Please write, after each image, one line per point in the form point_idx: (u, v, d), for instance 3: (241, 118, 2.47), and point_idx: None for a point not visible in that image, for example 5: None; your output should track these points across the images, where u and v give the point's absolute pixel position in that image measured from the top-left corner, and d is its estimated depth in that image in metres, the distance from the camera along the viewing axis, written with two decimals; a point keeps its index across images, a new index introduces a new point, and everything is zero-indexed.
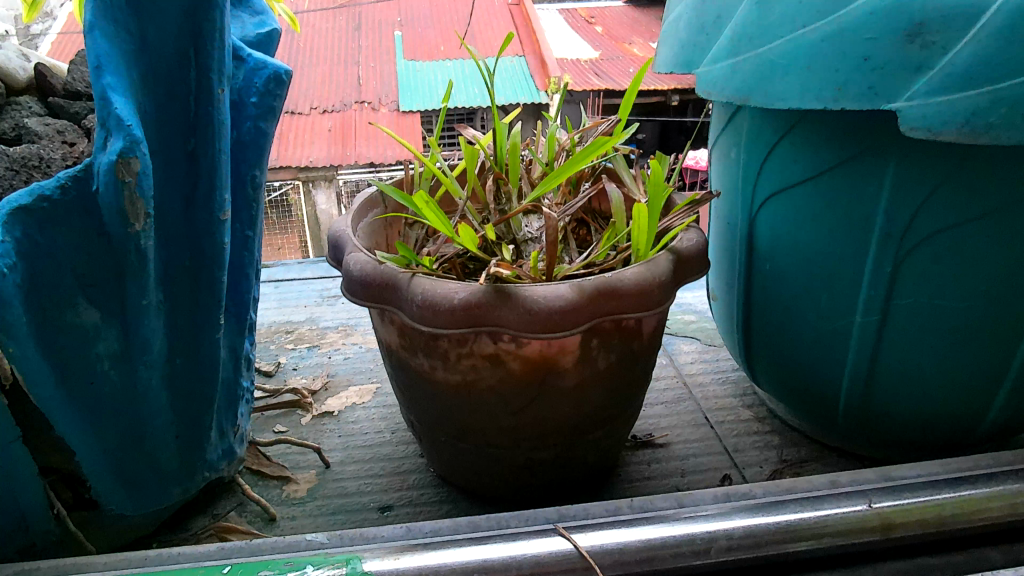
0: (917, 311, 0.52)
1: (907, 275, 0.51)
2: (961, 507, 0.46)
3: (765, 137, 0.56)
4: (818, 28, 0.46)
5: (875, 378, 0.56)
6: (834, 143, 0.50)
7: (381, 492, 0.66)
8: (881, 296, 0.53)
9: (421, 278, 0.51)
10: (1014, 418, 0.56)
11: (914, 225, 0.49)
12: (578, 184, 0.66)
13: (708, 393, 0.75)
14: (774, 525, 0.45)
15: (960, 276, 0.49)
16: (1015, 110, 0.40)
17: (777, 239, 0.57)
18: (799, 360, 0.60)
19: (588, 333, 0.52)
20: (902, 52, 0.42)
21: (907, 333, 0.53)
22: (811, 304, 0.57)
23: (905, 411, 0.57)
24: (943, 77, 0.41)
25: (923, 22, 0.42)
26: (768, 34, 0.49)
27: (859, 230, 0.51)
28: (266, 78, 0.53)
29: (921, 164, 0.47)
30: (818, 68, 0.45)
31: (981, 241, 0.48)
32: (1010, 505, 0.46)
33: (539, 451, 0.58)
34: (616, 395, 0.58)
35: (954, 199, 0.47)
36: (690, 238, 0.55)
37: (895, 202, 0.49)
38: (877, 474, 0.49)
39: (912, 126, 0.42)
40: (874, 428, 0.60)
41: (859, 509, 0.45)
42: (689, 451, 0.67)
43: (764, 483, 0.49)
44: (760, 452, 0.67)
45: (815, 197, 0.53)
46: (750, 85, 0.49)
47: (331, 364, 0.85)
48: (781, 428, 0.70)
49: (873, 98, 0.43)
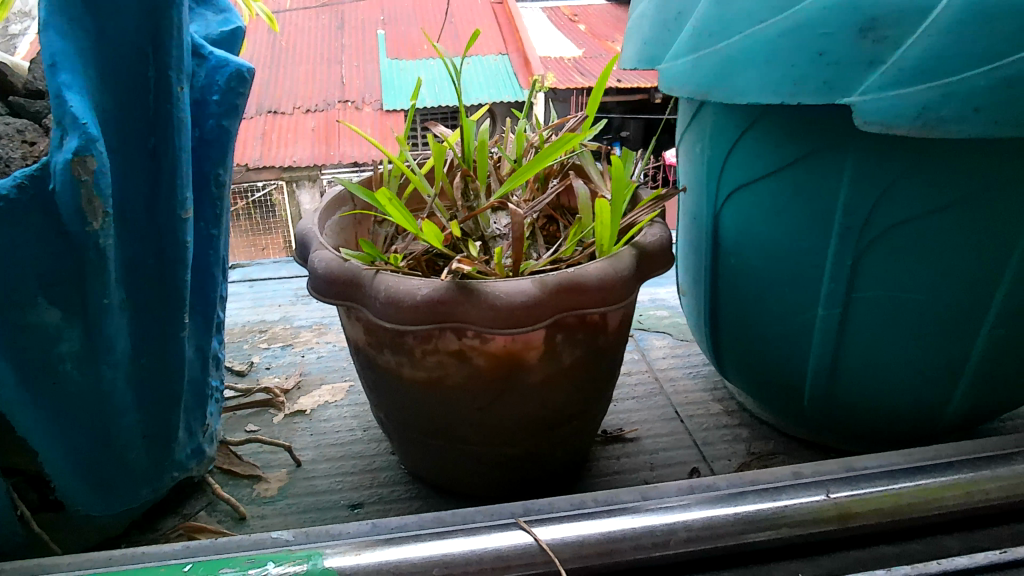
0: (878, 304, 0.52)
1: (868, 268, 0.51)
2: (917, 496, 0.45)
3: (728, 132, 0.56)
4: (775, 23, 0.46)
5: (840, 375, 0.57)
6: (793, 139, 0.51)
7: (352, 489, 0.66)
8: (842, 290, 0.53)
9: (384, 275, 0.51)
10: (978, 406, 0.57)
11: (872, 219, 0.50)
12: (546, 180, 0.66)
13: (679, 388, 0.75)
14: (733, 517, 0.44)
15: (919, 266, 0.50)
16: (964, 102, 0.40)
17: (741, 236, 0.58)
18: (765, 355, 0.60)
19: (553, 327, 0.52)
20: (855, 47, 0.43)
21: (869, 325, 0.53)
22: (776, 300, 0.57)
23: (870, 404, 0.57)
24: (895, 72, 0.41)
25: (874, 17, 0.42)
26: (727, 29, 0.48)
27: (820, 222, 0.52)
28: (229, 76, 0.52)
29: (877, 159, 0.48)
30: (775, 63, 0.45)
31: (940, 232, 0.48)
32: (966, 494, 0.45)
33: (507, 447, 0.58)
34: (583, 389, 0.58)
35: (909, 192, 0.48)
36: (654, 234, 0.55)
37: (853, 197, 0.49)
38: (840, 466, 0.49)
39: (866, 121, 0.42)
40: (840, 422, 0.60)
41: (816, 499, 0.45)
42: (659, 445, 0.68)
43: (730, 475, 0.50)
44: (728, 445, 0.67)
45: (778, 193, 0.54)
46: (710, 80, 0.49)
47: (304, 363, 0.85)
48: (750, 422, 0.70)
49: (829, 93, 0.43)
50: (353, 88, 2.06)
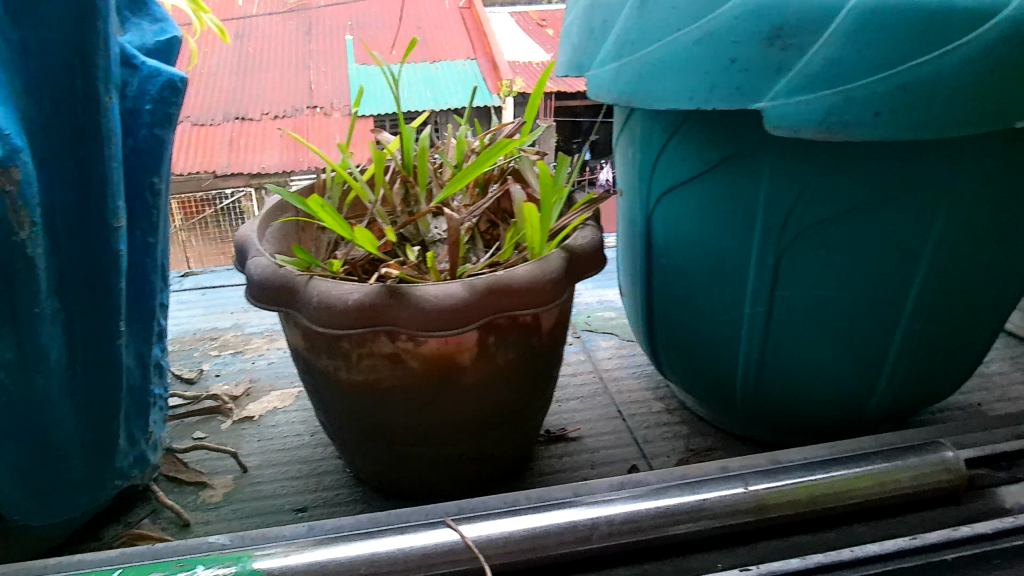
0: (799, 301, 0.54)
1: (789, 266, 0.53)
2: (830, 487, 0.46)
3: (656, 137, 0.57)
4: (690, 32, 0.47)
5: (768, 371, 0.58)
6: (714, 143, 0.52)
7: (297, 494, 0.66)
8: (765, 288, 0.55)
9: (318, 280, 0.52)
10: (900, 399, 0.59)
11: (791, 220, 0.51)
12: (486, 185, 0.68)
13: (623, 387, 0.77)
14: (654, 510, 0.45)
15: (836, 264, 0.52)
16: (864, 107, 0.41)
17: (672, 237, 0.59)
18: (699, 353, 0.62)
19: (484, 329, 0.53)
20: (763, 54, 0.44)
21: (792, 322, 0.55)
22: (706, 298, 0.58)
23: (798, 398, 0.59)
24: (801, 78, 0.43)
25: (781, 26, 0.43)
26: (648, 38, 0.50)
27: (742, 224, 0.53)
28: (161, 86, 0.53)
29: (792, 161, 0.49)
30: (690, 70, 0.47)
31: (854, 231, 0.50)
32: (879, 484, 0.47)
33: (446, 447, 0.59)
34: (520, 388, 0.59)
35: (823, 194, 0.49)
36: (585, 236, 0.57)
37: (772, 198, 0.51)
38: (766, 460, 0.50)
39: (775, 125, 0.43)
40: (771, 416, 0.62)
41: (736, 492, 0.46)
42: (600, 444, 0.69)
43: (661, 471, 0.52)
44: (668, 442, 0.68)
45: (704, 195, 0.55)
46: (632, 87, 0.50)
47: (254, 370, 0.85)
48: (690, 419, 0.71)
49: (740, 99, 0.45)
50: (321, 93, 2.06)
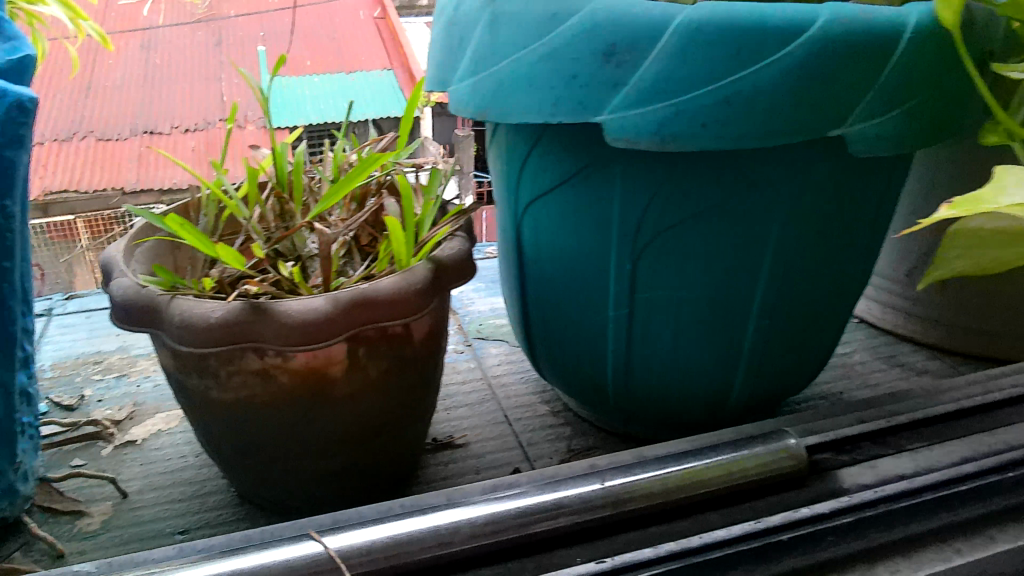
0: (656, 303, 0.57)
1: (645, 271, 0.55)
2: (683, 479, 0.49)
3: (518, 149, 0.59)
4: (535, 49, 0.48)
5: (634, 371, 0.61)
6: (569, 155, 0.54)
7: (178, 516, 0.65)
8: (625, 293, 0.57)
9: (181, 299, 0.51)
10: (759, 392, 0.62)
11: (642, 227, 0.54)
12: (363, 199, 0.68)
13: (510, 392, 0.79)
14: (514, 510, 0.47)
15: (687, 267, 0.54)
16: (692, 120, 0.44)
17: (540, 245, 0.61)
18: (572, 356, 0.64)
19: (353, 341, 0.54)
20: (600, 71, 0.46)
21: (652, 323, 0.58)
22: (574, 303, 0.60)
23: (664, 396, 0.62)
24: (635, 93, 0.45)
25: (614, 43, 0.45)
26: (499, 53, 0.51)
27: (600, 230, 0.55)
28: (9, 106, 0.51)
29: (639, 171, 0.51)
30: (538, 86, 0.48)
31: (699, 236, 0.53)
32: (727, 472, 0.49)
33: (325, 460, 0.60)
34: (396, 398, 0.60)
35: (669, 201, 0.52)
36: (453, 247, 0.58)
37: (624, 207, 0.53)
38: (632, 457, 0.53)
39: (615, 137, 0.46)
40: (643, 414, 0.64)
41: (593, 488, 0.48)
42: (486, 449, 0.70)
43: (532, 473, 0.53)
44: (551, 444, 0.70)
45: (564, 204, 0.57)
46: (488, 102, 0.51)
47: (139, 393, 0.83)
48: (573, 420, 0.74)
49: (583, 114, 0.47)
50: None
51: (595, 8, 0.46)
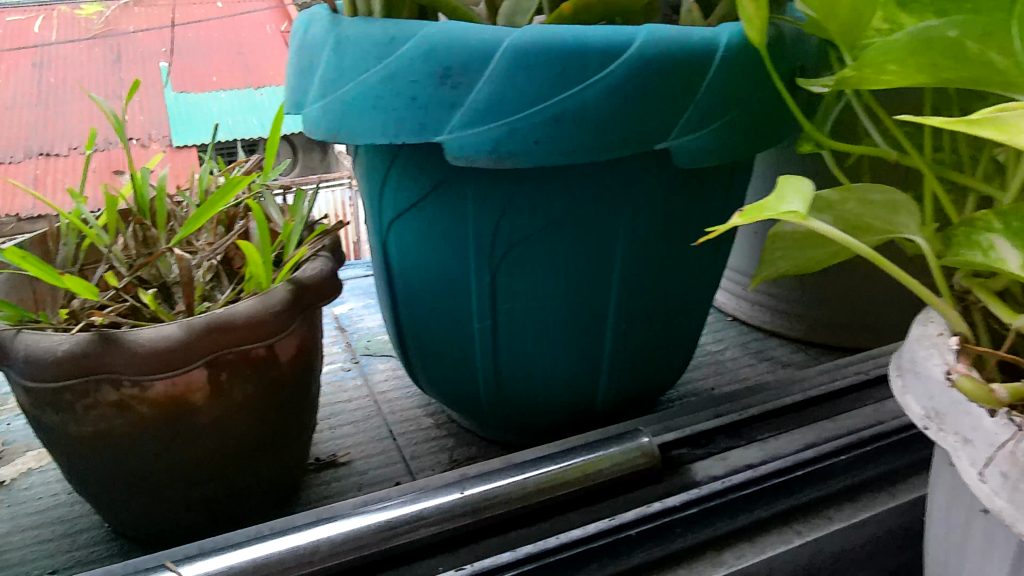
0: (518, 313, 0.58)
1: (504, 283, 0.57)
2: (542, 483, 0.51)
3: (377, 169, 0.60)
4: (376, 72, 0.49)
5: (504, 380, 0.62)
6: (424, 173, 0.55)
7: (48, 557, 0.63)
8: (487, 304, 0.59)
9: (27, 334, 0.50)
10: (624, 392, 0.65)
11: (497, 241, 0.55)
12: (230, 221, 0.68)
13: (396, 407, 0.79)
14: (374, 526, 0.48)
15: (542, 277, 0.56)
16: (525, 137, 0.46)
17: (406, 262, 0.62)
18: (445, 369, 0.65)
19: (213, 366, 0.54)
20: (437, 93, 0.47)
21: (515, 333, 0.59)
22: (442, 317, 0.62)
23: (535, 403, 0.63)
24: (471, 113, 0.46)
25: (449, 65, 0.46)
26: (344, 77, 0.51)
27: (458, 246, 0.57)
28: None
29: (489, 187, 0.53)
30: (381, 108, 0.49)
31: (551, 247, 0.55)
32: (584, 473, 0.52)
33: (198, 487, 0.59)
34: (267, 421, 0.60)
35: (519, 214, 0.54)
36: (314, 266, 0.59)
37: (478, 222, 0.55)
38: (502, 463, 0.54)
39: (455, 156, 0.48)
40: (517, 421, 0.66)
41: (452, 497, 0.50)
42: (369, 465, 0.71)
43: (403, 487, 0.54)
44: (434, 456, 0.72)
45: (424, 221, 0.58)
46: (335, 125, 0.52)
47: (9, 432, 0.80)
48: (457, 431, 0.75)
49: (424, 134, 0.48)
50: None
51: (430, 32, 0.47)
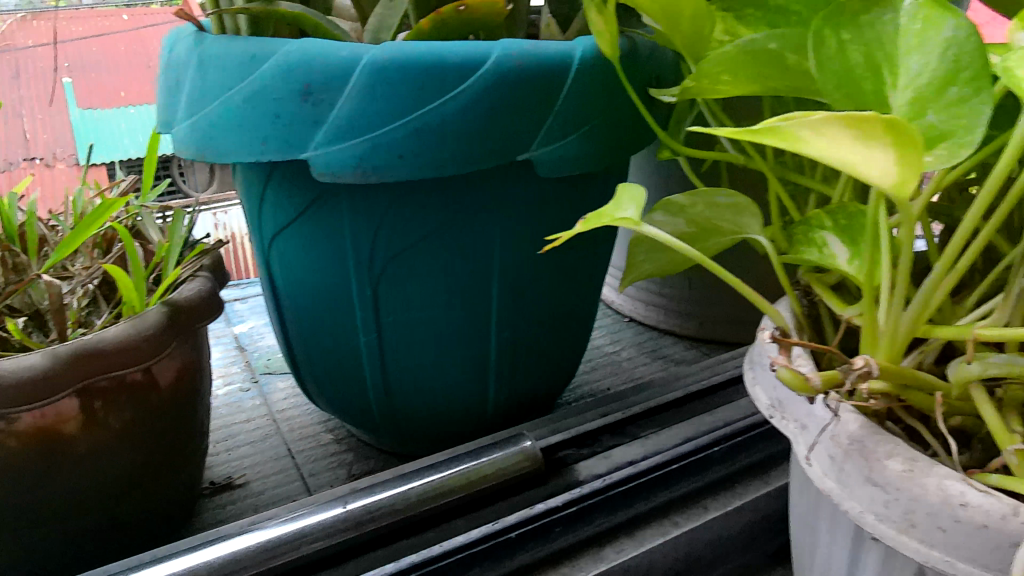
0: (401, 325, 0.59)
1: (386, 296, 0.58)
2: (426, 493, 0.51)
3: (254, 186, 0.59)
4: (239, 90, 0.49)
5: (393, 391, 0.63)
6: (299, 189, 0.55)
7: None
8: (370, 317, 0.59)
9: None
10: (514, 397, 0.66)
11: (375, 254, 0.56)
12: (106, 244, 0.66)
13: (295, 425, 0.79)
14: (255, 548, 0.47)
15: (424, 288, 0.57)
16: (388, 152, 0.47)
17: (289, 278, 0.61)
18: (336, 383, 0.65)
19: (84, 395, 0.52)
20: (300, 110, 0.47)
21: (401, 344, 0.60)
22: (328, 332, 0.62)
23: (426, 412, 0.64)
24: (333, 129, 0.47)
25: (309, 83, 0.46)
26: (208, 96, 0.51)
27: (338, 260, 0.57)
28: None
29: (363, 201, 0.53)
30: (245, 126, 0.48)
31: (430, 258, 0.56)
32: (469, 481, 0.52)
33: (79, 520, 0.55)
34: (150, 448, 0.58)
35: (395, 227, 0.54)
36: (190, 288, 0.59)
37: (355, 236, 0.55)
38: (395, 475, 0.53)
39: (320, 172, 0.48)
40: (410, 431, 0.66)
41: (335, 512, 0.49)
42: (266, 485, 0.70)
43: (291, 505, 0.54)
44: (332, 471, 0.72)
45: (303, 237, 0.58)
46: (201, 143, 0.51)
47: None
48: (356, 445, 0.76)
49: (290, 151, 0.48)
50: None
51: (290, 50, 0.47)
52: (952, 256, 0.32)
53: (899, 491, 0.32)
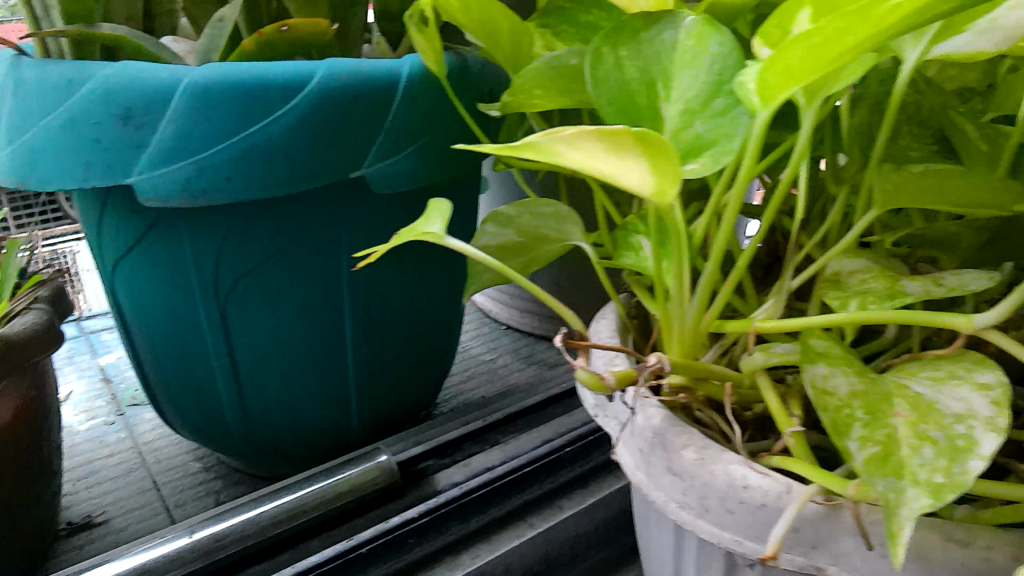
0: (254, 346, 0.58)
1: (236, 317, 0.57)
2: (277, 514, 0.51)
3: (88, 210, 0.57)
4: (53, 113, 0.45)
5: (252, 413, 0.62)
6: (134, 212, 0.53)
7: None
8: (221, 340, 0.58)
9: None
10: (377, 412, 0.66)
11: (220, 276, 0.54)
12: None
13: (161, 456, 0.76)
14: None
15: (274, 307, 0.57)
16: (216, 175, 0.47)
17: (133, 305, 0.59)
18: (192, 409, 0.63)
19: None
20: (121, 135, 0.45)
21: (255, 366, 0.59)
22: (178, 358, 0.60)
23: (287, 432, 0.64)
24: (157, 153, 0.45)
25: (129, 106, 0.44)
26: (21, 119, 0.47)
27: (181, 284, 0.55)
28: None
29: (202, 221, 0.52)
30: (62, 151, 0.46)
31: (277, 278, 0.55)
32: (323, 498, 0.52)
33: None
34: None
35: (238, 247, 0.53)
36: (25, 321, 0.56)
37: (197, 259, 0.54)
38: (251, 500, 0.52)
39: (147, 198, 0.47)
40: (273, 453, 0.65)
41: (180, 542, 0.48)
42: (129, 521, 0.67)
43: (135, 541, 0.52)
44: (199, 501, 0.71)
45: (142, 262, 0.56)
46: (16, 170, 0.47)
47: None
48: (226, 472, 0.74)
49: (114, 176, 0.46)
50: None
51: (106, 73, 0.44)
52: (723, 255, 0.35)
53: (694, 478, 0.34)
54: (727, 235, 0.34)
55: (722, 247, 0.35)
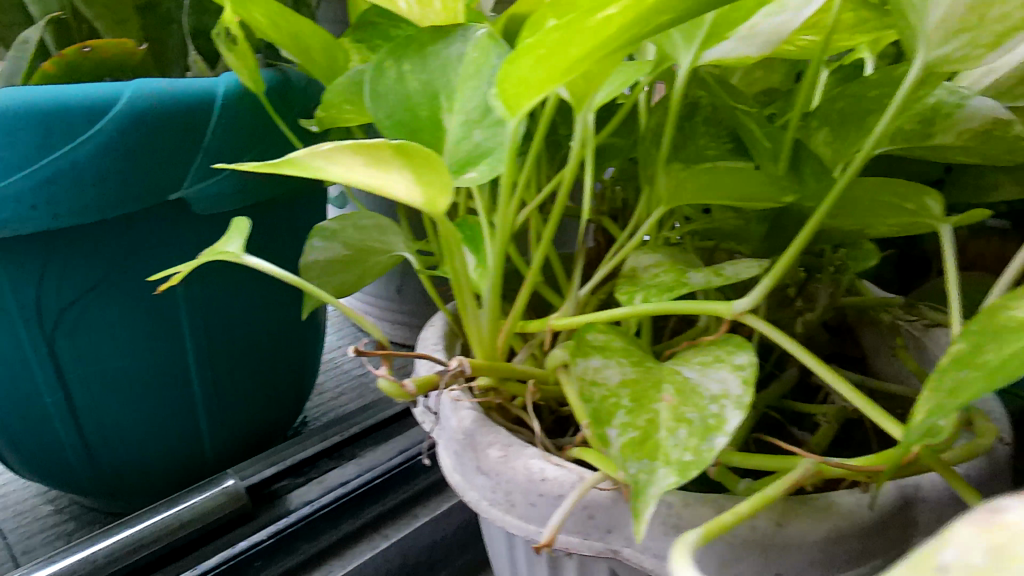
0: (90, 379, 0.55)
1: (66, 351, 0.53)
2: (115, 551, 0.50)
3: None
4: None
5: (94, 449, 0.58)
6: None
7: None
8: (52, 375, 0.54)
9: None
10: (231, 434, 0.65)
11: (43, 308, 0.51)
12: None
13: (7, 501, 0.72)
14: None
15: (109, 337, 0.54)
16: (20, 203, 0.44)
17: None
18: (28, 450, 0.59)
19: None
20: None
21: (93, 399, 0.56)
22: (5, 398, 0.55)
23: (135, 464, 0.61)
24: None
25: None
26: None
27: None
28: None
29: (16, 248, 0.48)
30: None
31: (108, 306, 0.53)
32: (169, 529, 0.52)
33: None
34: None
35: (62, 274, 0.50)
36: None
37: (16, 291, 0.49)
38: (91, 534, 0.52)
39: None
40: (121, 489, 0.62)
41: None
42: None
43: None
44: (49, 543, 0.68)
45: None
46: None
47: None
48: (80, 512, 0.71)
49: None
50: None
51: None
52: (501, 257, 0.36)
53: (499, 475, 0.35)
54: (502, 237, 0.36)
55: (500, 248, 0.36)
